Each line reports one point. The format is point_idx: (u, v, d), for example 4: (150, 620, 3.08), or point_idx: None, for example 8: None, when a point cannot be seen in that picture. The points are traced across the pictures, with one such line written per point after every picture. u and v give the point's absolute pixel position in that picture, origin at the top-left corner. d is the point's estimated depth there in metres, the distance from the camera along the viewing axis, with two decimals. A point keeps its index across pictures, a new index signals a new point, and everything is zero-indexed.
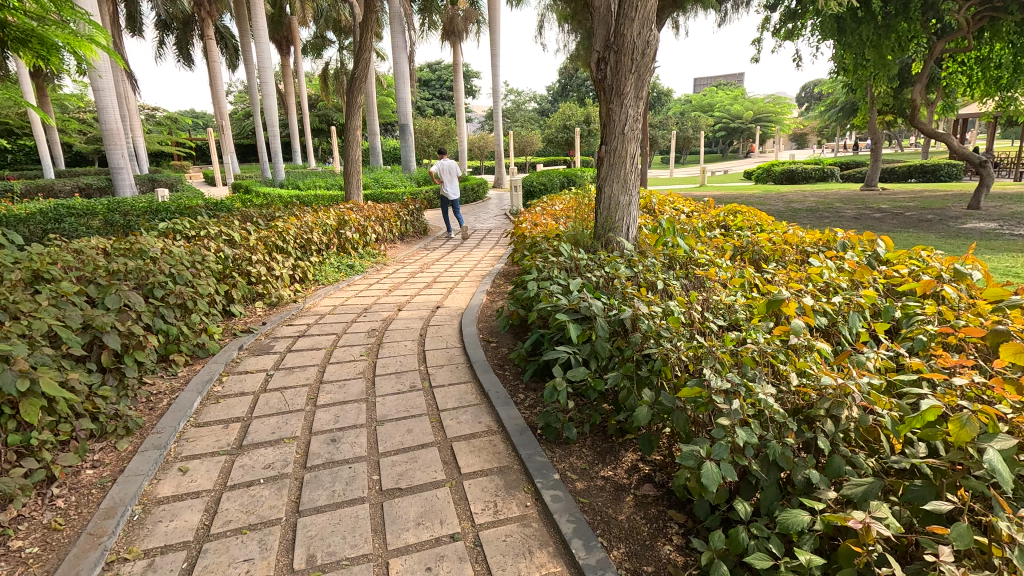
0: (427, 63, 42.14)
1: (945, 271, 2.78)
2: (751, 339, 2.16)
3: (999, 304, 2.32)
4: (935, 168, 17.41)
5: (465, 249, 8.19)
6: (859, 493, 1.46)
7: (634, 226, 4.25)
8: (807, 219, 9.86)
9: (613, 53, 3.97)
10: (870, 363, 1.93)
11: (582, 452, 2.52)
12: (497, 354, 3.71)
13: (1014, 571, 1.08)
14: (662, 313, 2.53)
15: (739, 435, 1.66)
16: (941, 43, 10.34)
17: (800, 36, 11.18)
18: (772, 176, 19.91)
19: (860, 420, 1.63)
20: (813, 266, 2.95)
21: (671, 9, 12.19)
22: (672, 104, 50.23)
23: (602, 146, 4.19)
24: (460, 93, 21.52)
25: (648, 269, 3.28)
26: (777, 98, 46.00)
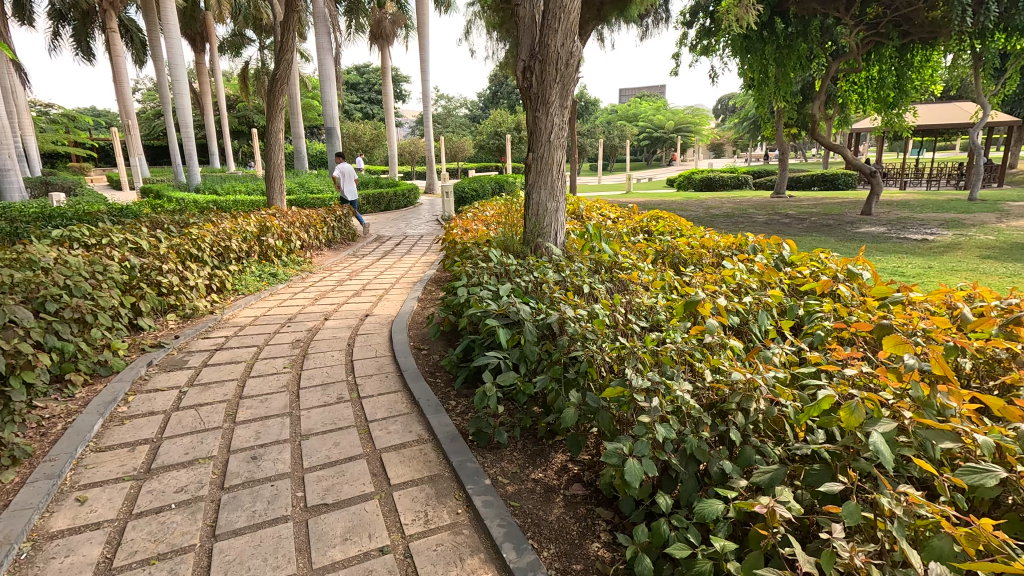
0: (355, 67, 41.25)
1: (839, 271, 3.04)
2: (670, 338, 2.27)
3: (885, 301, 2.56)
4: (834, 177, 19.04)
5: (396, 255, 8.04)
6: (766, 479, 1.58)
7: (562, 231, 4.35)
8: (724, 224, 10.47)
9: (538, 63, 4.05)
10: (776, 358, 2.08)
11: (513, 456, 2.54)
12: (428, 361, 3.67)
13: (894, 542, 1.20)
14: (587, 316, 2.61)
15: (659, 431, 1.74)
16: (835, 64, 11.35)
17: (714, 52, 11.90)
18: (692, 184, 20.99)
19: (767, 411, 1.75)
20: (726, 268, 3.13)
21: (596, 22, 12.65)
22: (599, 113, 51.90)
23: (529, 153, 4.26)
24: (390, 97, 21.21)
25: (575, 273, 3.37)
26: (695, 110, 48.68)
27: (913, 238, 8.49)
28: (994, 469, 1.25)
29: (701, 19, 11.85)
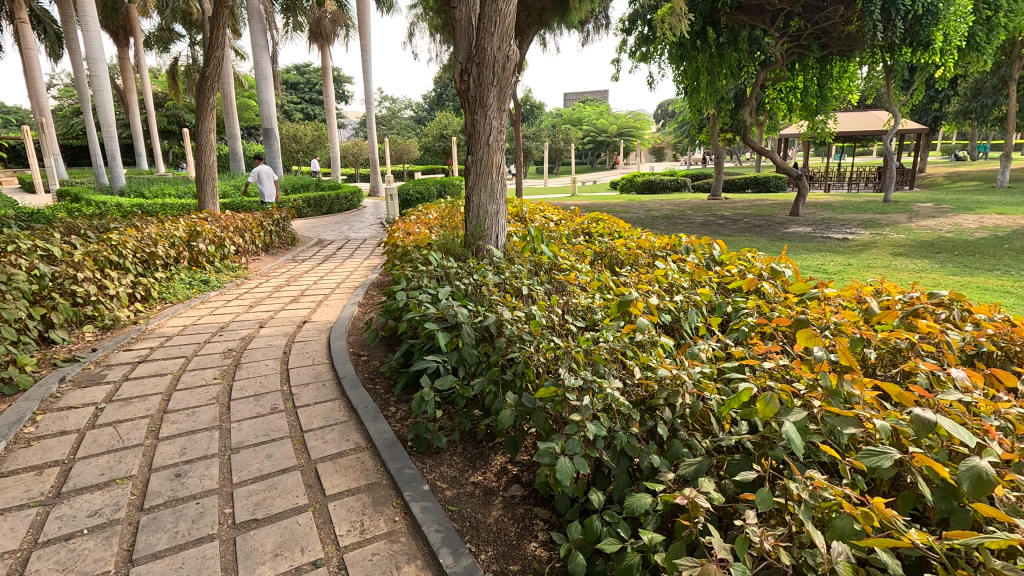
0: (295, 66, 40.03)
1: (764, 269, 3.20)
2: (604, 337, 2.32)
3: (803, 297, 2.71)
4: (765, 180, 20.04)
5: (338, 260, 7.84)
6: (691, 471, 1.63)
7: (503, 234, 4.36)
8: (663, 225, 10.79)
9: (475, 66, 4.06)
10: (702, 353, 2.16)
11: (453, 460, 2.52)
12: (368, 367, 3.59)
13: (803, 526, 1.26)
14: (525, 317, 2.63)
15: (590, 429, 1.77)
16: (764, 73, 11.93)
17: (652, 59, 12.29)
18: (634, 186, 21.55)
19: (692, 406, 1.81)
20: (659, 268, 3.23)
21: (538, 27, 12.78)
22: (544, 117, 52.51)
23: (469, 156, 4.26)
24: (331, 98, 20.68)
25: (515, 275, 3.39)
26: (637, 115, 50.11)
27: (835, 237, 9.04)
28: (890, 450, 1.34)
29: (639, 27, 12.20)
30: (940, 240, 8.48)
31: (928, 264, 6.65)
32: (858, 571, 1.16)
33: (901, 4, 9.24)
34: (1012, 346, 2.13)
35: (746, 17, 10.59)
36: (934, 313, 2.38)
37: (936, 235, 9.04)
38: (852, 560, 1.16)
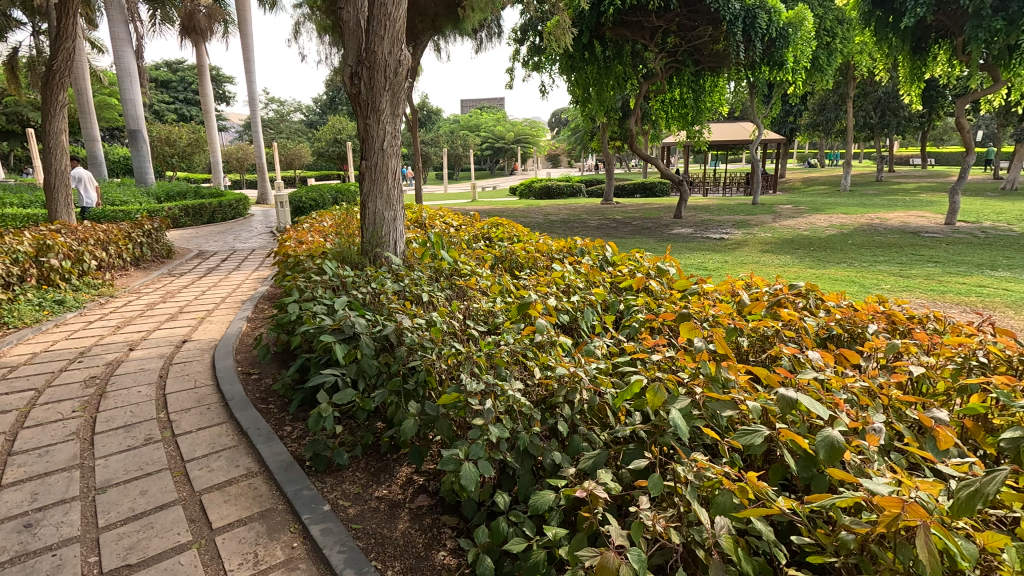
0: (166, 62, 36.69)
1: (651, 268, 3.41)
2: (504, 340, 2.36)
3: (685, 292, 2.93)
4: (652, 186, 21.46)
5: (223, 272, 7.26)
6: (590, 463, 1.70)
7: (402, 241, 4.26)
8: (561, 229, 11.17)
9: (365, 69, 3.97)
10: (597, 350, 2.25)
11: (355, 477, 2.42)
12: (258, 386, 3.35)
13: (688, 505, 1.36)
14: (425, 325, 2.59)
15: (493, 431, 1.79)
16: (646, 85, 12.80)
17: (544, 69, 12.72)
18: (532, 192, 22.09)
19: (589, 401, 1.88)
20: (556, 270, 3.33)
21: (432, 33, 12.72)
22: (442, 122, 52.34)
23: (362, 161, 4.14)
24: (209, 98, 19.14)
25: (415, 282, 3.33)
26: (533, 123, 51.61)
27: (713, 237, 9.87)
28: (760, 428, 1.49)
29: (531, 37, 12.57)
30: (799, 238, 9.55)
31: (790, 259, 7.46)
32: (737, 541, 1.27)
33: (759, 26, 10.32)
34: (855, 328, 2.44)
35: (629, 32, 11.21)
36: (794, 303, 2.68)
37: (796, 234, 10.17)
38: (731, 532, 1.26)
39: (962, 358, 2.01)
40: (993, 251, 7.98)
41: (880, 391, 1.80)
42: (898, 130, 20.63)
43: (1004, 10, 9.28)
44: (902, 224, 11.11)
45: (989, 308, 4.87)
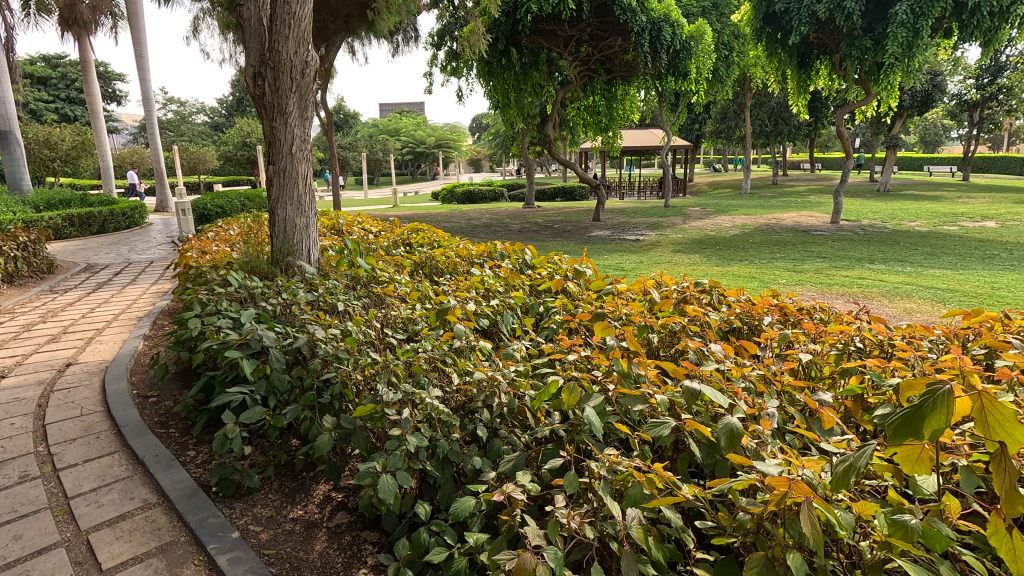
0: (43, 56, 33.13)
1: (569, 270, 3.49)
2: (422, 347, 2.33)
3: (601, 292, 3.03)
4: (571, 190, 22.05)
5: (116, 287, 6.64)
6: (510, 466, 1.70)
7: (316, 249, 4.09)
8: (484, 234, 11.20)
9: (270, 70, 3.79)
10: (516, 353, 2.28)
11: (268, 499, 2.29)
12: (157, 410, 3.08)
13: (603, 500, 1.40)
14: (340, 335, 2.50)
15: (411, 441, 1.75)
16: (562, 92, 13.15)
17: (462, 74, 12.72)
18: (455, 197, 22.00)
19: (508, 403, 1.89)
20: (475, 275, 3.33)
21: (345, 34, 12.37)
22: (359, 126, 50.98)
23: (269, 166, 3.95)
24: (96, 98, 17.51)
25: (329, 291, 3.21)
26: (454, 128, 51.52)
27: (630, 239, 10.28)
28: (667, 420, 1.56)
29: (447, 42, 12.55)
30: (706, 238, 10.17)
31: (699, 258, 7.92)
32: (648, 530, 1.32)
33: (664, 38, 10.90)
34: (753, 320, 2.63)
35: (543, 40, 11.45)
36: (699, 299, 2.84)
37: (704, 234, 10.81)
38: (642, 522, 1.31)
39: (842, 344, 2.23)
40: (870, 246, 8.90)
41: (774, 378, 1.95)
42: (790, 137, 22.51)
43: (872, 32, 10.42)
44: (795, 224, 12.12)
45: (867, 298, 5.42)
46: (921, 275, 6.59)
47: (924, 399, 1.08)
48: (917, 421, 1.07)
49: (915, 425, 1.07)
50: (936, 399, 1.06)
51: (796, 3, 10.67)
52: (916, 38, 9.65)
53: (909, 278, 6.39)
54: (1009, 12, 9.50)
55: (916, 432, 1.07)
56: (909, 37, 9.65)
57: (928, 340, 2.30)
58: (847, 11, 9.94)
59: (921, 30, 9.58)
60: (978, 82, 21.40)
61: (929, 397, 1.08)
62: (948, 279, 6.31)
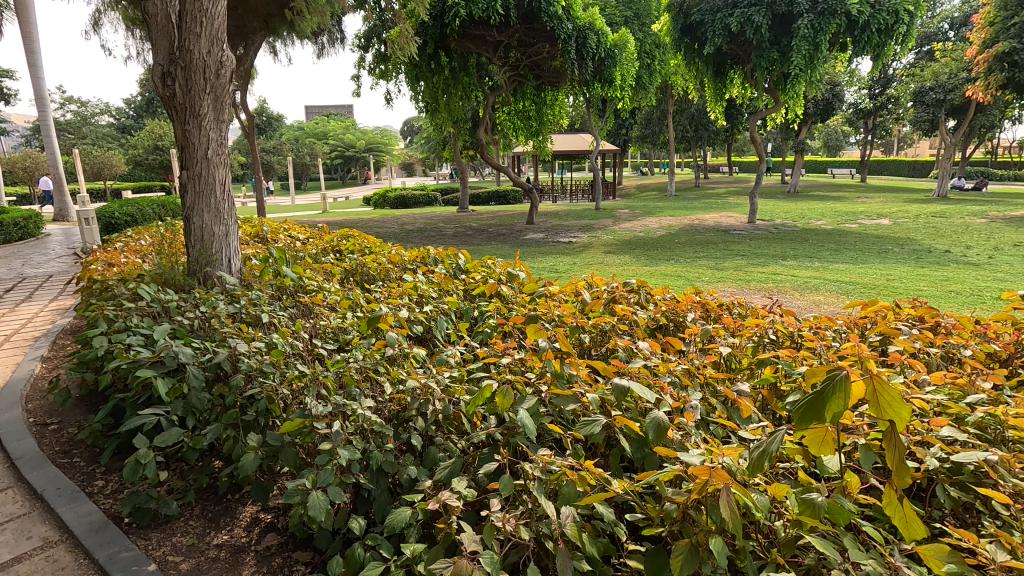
0: None
1: (503, 274, 3.51)
2: (353, 357, 2.28)
3: (534, 295, 3.07)
4: (505, 194, 22.24)
5: (7, 305, 6.02)
6: (446, 473, 1.69)
7: (237, 258, 3.87)
8: (418, 239, 11.06)
9: (180, 69, 3.58)
10: (451, 358, 2.26)
11: (189, 526, 2.15)
12: (58, 438, 2.81)
13: (538, 500, 1.42)
14: (265, 348, 2.39)
15: (342, 454, 1.70)
16: (492, 96, 13.25)
17: (391, 77, 12.54)
18: (387, 202, 21.60)
19: (442, 410, 1.88)
20: (407, 281, 3.27)
21: (265, 33, 11.88)
22: (283, 129, 49.00)
23: (182, 171, 3.72)
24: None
25: (253, 302, 3.06)
26: (385, 132, 50.66)
27: (563, 241, 10.49)
28: (598, 418, 1.60)
29: (375, 45, 12.34)
30: (635, 239, 10.57)
31: (629, 258, 8.20)
32: (582, 527, 1.35)
33: (589, 46, 11.22)
34: (677, 317, 2.75)
35: (472, 45, 11.51)
36: (627, 298, 2.94)
37: (633, 235, 11.21)
38: (576, 520, 1.34)
39: (757, 337, 2.38)
40: (783, 244, 9.56)
41: (697, 371, 2.05)
42: (709, 142, 23.78)
43: (778, 44, 11.22)
44: (716, 224, 12.81)
45: (782, 292, 5.82)
46: (828, 269, 7.14)
47: (825, 386, 1.17)
48: (819, 404, 1.16)
49: (818, 409, 1.16)
50: (835, 384, 1.15)
51: (711, 16, 11.32)
52: (816, 51, 10.48)
53: (817, 273, 6.91)
54: (893, 30, 10.53)
55: (819, 415, 1.16)
56: (811, 50, 10.48)
57: (832, 330, 2.50)
58: (755, 24, 10.66)
59: (820, 44, 10.42)
60: (871, 92, 23.53)
61: (830, 382, 1.16)
62: (850, 272, 6.87)
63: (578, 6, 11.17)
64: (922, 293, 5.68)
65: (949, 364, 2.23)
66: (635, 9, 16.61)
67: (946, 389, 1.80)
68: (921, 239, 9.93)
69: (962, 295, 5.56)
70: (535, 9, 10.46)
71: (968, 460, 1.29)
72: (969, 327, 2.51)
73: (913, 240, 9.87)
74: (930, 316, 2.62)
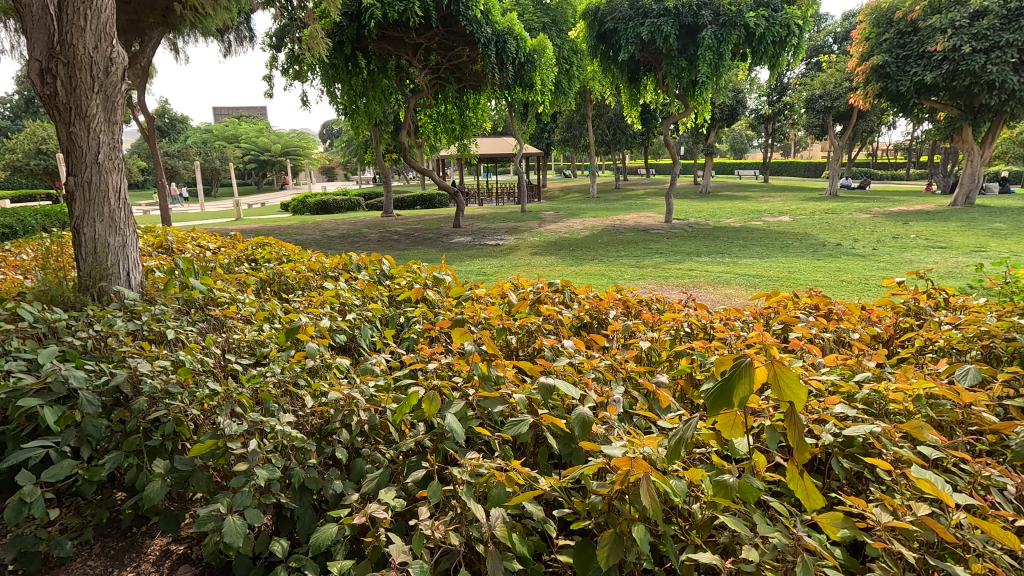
0: None
1: (428, 278, 3.46)
2: (269, 371, 2.17)
3: (460, 299, 3.06)
4: (430, 198, 22.04)
5: None
6: (374, 484, 1.64)
7: (137, 271, 3.55)
8: (341, 245, 10.69)
9: (61, 65, 3.27)
10: (376, 367, 2.20)
11: (87, 567, 1.95)
12: None
13: (467, 506, 1.41)
14: (170, 366, 2.21)
15: (260, 474, 1.60)
16: (413, 98, 13.07)
17: (306, 79, 12.07)
18: (307, 208, 20.73)
19: (368, 420, 1.82)
20: (328, 288, 3.16)
21: (163, 29, 11.05)
22: (189, 131, 45.83)
23: (68, 177, 3.38)
24: None
25: (156, 317, 2.83)
26: (302, 135, 48.80)
27: (490, 244, 10.52)
28: (525, 417, 1.61)
29: (287, 44, 11.85)
30: (561, 240, 10.80)
31: (555, 259, 8.36)
32: (512, 528, 1.35)
33: (508, 50, 11.37)
34: (599, 315, 2.84)
35: (391, 46, 11.35)
36: (552, 298, 3.00)
37: (558, 236, 11.45)
38: (506, 521, 1.34)
39: (674, 330, 2.50)
40: (697, 241, 10.10)
41: (619, 365, 2.12)
42: (627, 145, 24.76)
43: (686, 53, 11.87)
44: (636, 224, 13.35)
45: (697, 287, 6.15)
46: (737, 264, 7.63)
47: (732, 372, 1.24)
48: (728, 390, 1.23)
49: (726, 395, 1.23)
50: (741, 371, 1.22)
51: (624, 24, 11.81)
52: (720, 60, 11.19)
53: (728, 268, 7.37)
54: (786, 41, 11.45)
55: (727, 401, 1.23)
56: (715, 59, 11.17)
57: (740, 321, 2.68)
58: (664, 34, 11.25)
59: (723, 54, 11.13)
60: (769, 99, 25.41)
61: (735, 369, 1.24)
62: (757, 267, 7.38)
63: (497, 10, 11.25)
64: (818, 284, 6.20)
65: (841, 347, 2.44)
66: (552, 16, 17.03)
67: (838, 369, 1.98)
68: (817, 234, 10.84)
69: (852, 284, 6.12)
70: (454, 12, 10.43)
71: (858, 433, 1.42)
72: (857, 312, 2.77)
73: (810, 235, 10.75)
74: (823, 304, 2.87)
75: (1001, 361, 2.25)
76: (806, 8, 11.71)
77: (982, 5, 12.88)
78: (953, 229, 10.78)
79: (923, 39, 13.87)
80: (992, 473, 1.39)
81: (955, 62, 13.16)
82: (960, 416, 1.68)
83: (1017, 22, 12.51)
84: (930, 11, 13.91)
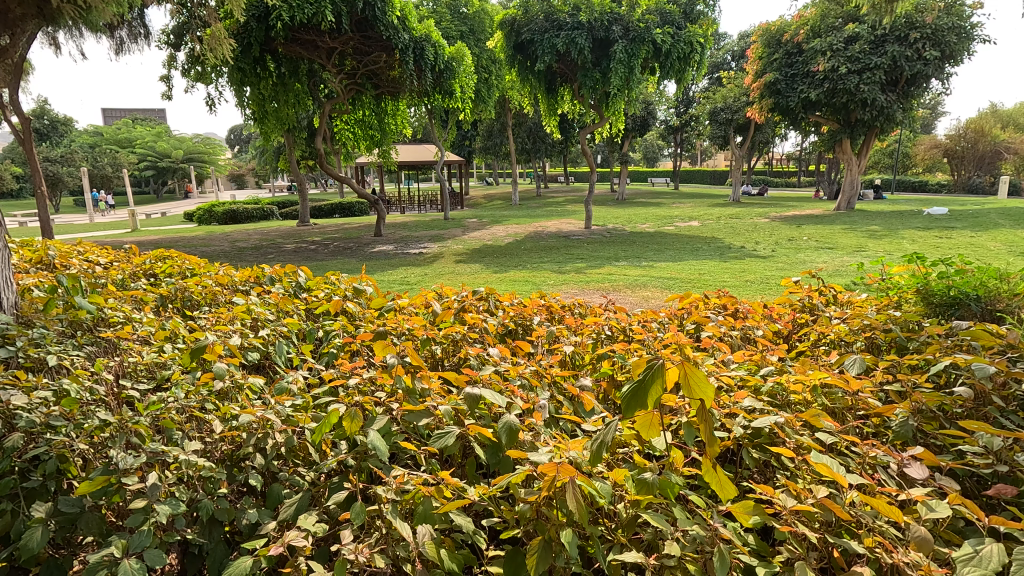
0: None
1: (347, 289, 3.33)
2: (171, 395, 1.99)
3: (383, 309, 2.98)
4: (349, 205, 21.42)
5: None
6: (292, 511, 1.54)
7: (11, 292, 3.11)
8: (252, 257, 10.06)
9: None
10: (293, 386, 2.08)
11: None
12: None
13: (395, 526, 1.36)
14: (54, 396, 1.97)
15: (162, 510, 1.46)
16: (328, 105, 12.53)
17: (210, 80, 11.38)
18: (214, 217, 19.37)
19: (286, 442, 1.71)
20: (238, 303, 2.95)
21: (36, 21, 9.92)
22: (72, 135, 41.64)
23: None
24: None
25: (35, 340, 2.51)
26: (206, 140, 46.02)
27: (413, 252, 10.36)
28: (452, 429, 1.58)
29: (187, 43, 11.07)
30: (484, 247, 10.82)
31: (479, 266, 8.38)
32: (441, 544, 1.32)
33: (427, 57, 11.35)
34: (525, 320, 2.84)
35: (303, 50, 10.86)
36: (476, 307, 2.99)
37: (483, 244, 11.48)
38: (434, 537, 1.32)
39: (596, 334, 2.57)
40: (616, 246, 10.46)
41: (545, 371, 2.14)
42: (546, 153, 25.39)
43: (599, 65, 12.31)
44: (558, 230, 13.68)
45: (616, 291, 6.37)
46: (653, 267, 8.00)
47: (643, 375, 1.28)
48: (642, 392, 1.27)
49: (641, 396, 1.27)
50: (652, 373, 1.27)
51: (541, 35, 12.16)
52: (631, 73, 11.73)
53: (645, 271, 7.72)
54: (690, 58, 12.19)
55: (642, 402, 1.27)
56: (626, 72, 11.66)
57: (656, 322, 2.80)
58: (578, 46, 11.67)
59: (633, 67, 11.68)
60: (677, 111, 26.96)
61: (648, 371, 1.28)
62: (671, 270, 7.77)
63: (414, 16, 11.18)
64: (726, 284, 6.64)
65: (747, 343, 2.62)
66: (469, 25, 17.14)
67: (745, 365, 2.13)
68: (724, 238, 11.61)
69: (755, 283, 6.61)
70: (369, 18, 10.24)
71: (764, 424, 1.53)
72: (760, 311, 2.98)
73: (718, 239, 11.47)
74: (731, 304, 3.05)
75: (881, 350, 2.52)
76: (706, 27, 12.51)
77: (854, 31, 14.43)
78: (838, 231, 11.94)
79: (807, 60, 15.35)
80: (877, 454, 1.53)
81: (834, 81, 14.61)
82: (851, 402, 1.85)
83: (883, 47, 14.14)
84: (812, 34, 15.40)
